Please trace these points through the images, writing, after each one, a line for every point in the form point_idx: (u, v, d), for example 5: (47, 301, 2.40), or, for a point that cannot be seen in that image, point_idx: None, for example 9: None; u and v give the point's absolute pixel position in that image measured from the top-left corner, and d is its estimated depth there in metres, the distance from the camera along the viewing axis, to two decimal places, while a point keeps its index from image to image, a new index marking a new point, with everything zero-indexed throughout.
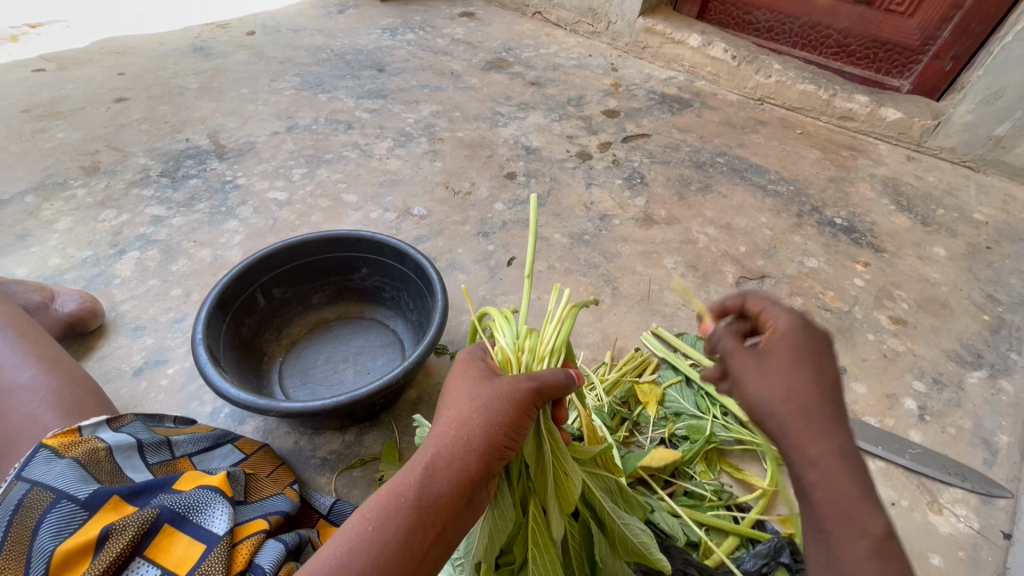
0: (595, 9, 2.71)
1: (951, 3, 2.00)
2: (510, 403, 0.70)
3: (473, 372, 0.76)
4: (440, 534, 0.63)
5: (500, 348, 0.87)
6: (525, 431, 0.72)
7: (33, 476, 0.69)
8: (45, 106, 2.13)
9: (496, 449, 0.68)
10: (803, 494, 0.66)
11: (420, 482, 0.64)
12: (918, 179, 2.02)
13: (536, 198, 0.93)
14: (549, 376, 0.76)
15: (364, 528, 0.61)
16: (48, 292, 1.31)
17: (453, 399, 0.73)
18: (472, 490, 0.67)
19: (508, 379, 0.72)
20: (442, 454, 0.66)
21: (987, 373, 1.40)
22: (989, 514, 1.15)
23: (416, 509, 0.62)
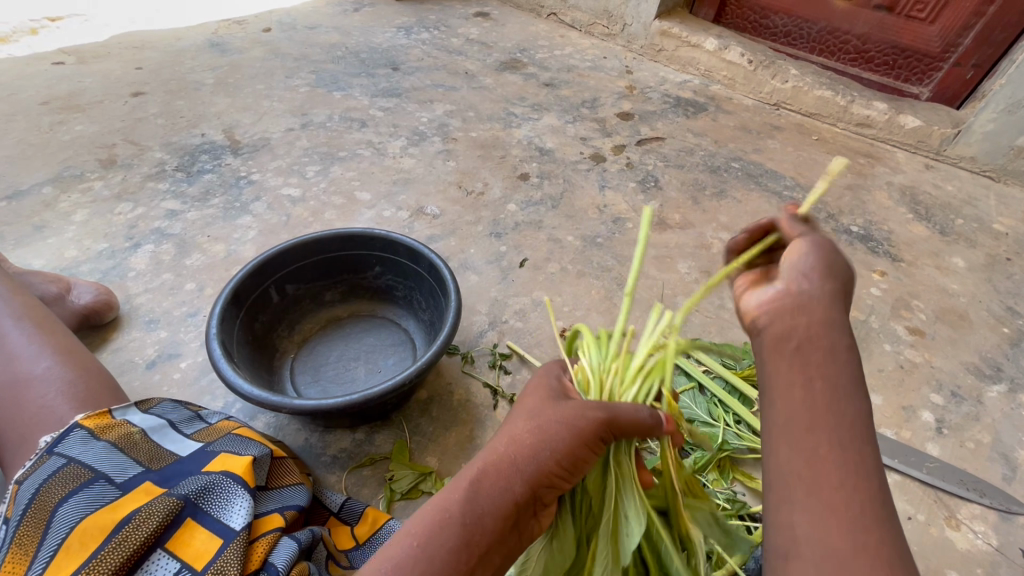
0: (611, 11, 2.70)
1: (973, 11, 1.97)
2: (572, 433, 0.67)
3: (537, 394, 0.75)
4: (485, 555, 0.62)
5: (581, 369, 0.86)
6: (582, 463, 0.69)
7: (69, 452, 0.74)
8: (63, 98, 2.15)
9: (547, 475, 0.67)
10: (819, 330, 0.63)
11: (467, 496, 0.63)
12: (936, 188, 2.00)
13: (650, 210, 0.81)
14: (629, 414, 0.72)
15: (409, 542, 0.60)
16: (65, 283, 1.32)
17: (511, 416, 0.72)
18: (518, 513, 0.66)
19: (573, 405, 0.70)
20: (490, 472, 0.65)
21: (1007, 388, 1.38)
22: (1008, 532, 1.13)
23: (461, 526, 0.61)
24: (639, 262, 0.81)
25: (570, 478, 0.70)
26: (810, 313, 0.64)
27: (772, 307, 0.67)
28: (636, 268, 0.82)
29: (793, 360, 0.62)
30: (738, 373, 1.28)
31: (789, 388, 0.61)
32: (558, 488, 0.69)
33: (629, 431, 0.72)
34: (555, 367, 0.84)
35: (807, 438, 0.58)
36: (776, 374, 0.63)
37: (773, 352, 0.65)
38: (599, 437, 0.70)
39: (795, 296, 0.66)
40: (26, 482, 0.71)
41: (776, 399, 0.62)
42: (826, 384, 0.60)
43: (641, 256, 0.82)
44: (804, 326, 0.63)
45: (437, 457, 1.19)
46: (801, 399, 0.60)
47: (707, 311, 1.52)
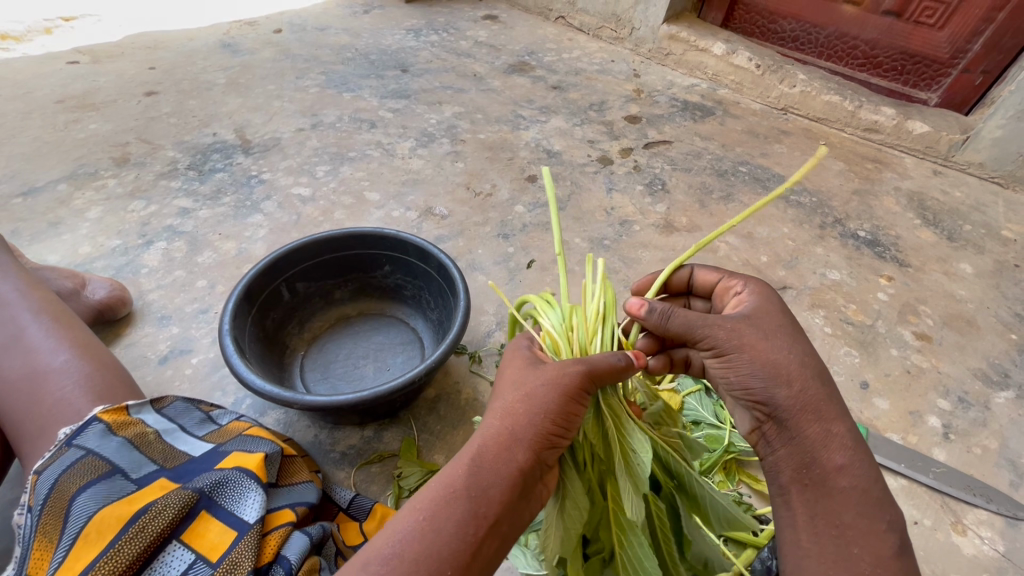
0: (619, 15, 2.72)
1: (982, 17, 1.97)
2: (559, 390, 0.71)
3: (517, 366, 0.77)
4: (496, 525, 0.63)
5: (547, 333, 0.91)
6: (573, 419, 0.72)
7: (88, 445, 0.75)
8: (78, 97, 2.18)
9: (545, 437, 0.68)
10: (801, 464, 0.73)
11: (469, 470, 0.64)
12: (944, 194, 1.99)
13: (547, 172, 0.93)
14: (601, 359, 0.77)
15: (416, 518, 0.60)
16: (79, 279, 1.34)
17: (498, 392, 0.74)
18: (525, 481, 0.66)
19: (554, 366, 0.73)
20: (489, 445, 0.66)
21: (1014, 394, 1.38)
22: (1015, 538, 1.13)
23: (468, 498, 0.62)
24: (558, 225, 0.94)
25: (566, 437, 0.72)
26: (790, 441, 0.74)
27: (757, 435, 0.79)
28: (557, 231, 0.94)
29: (793, 499, 0.73)
30: None
31: (793, 526, 0.72)
32: (557, 449, 0.71)
33: (607, 378, 0.76)
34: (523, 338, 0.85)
35: (810, 516, 0.71)
36: (782, 510, 0.74)
37: (776, 491, 0.76)
38: (584, 392, 0.74)
39: (771, 424, 0.76)
40: (46, 472, 0.73)
41: (785, 540, 0.73)
42: (824, 473, 0.71)
43: (557, 216, 0.95)
44: (789, 463, 0.74)
45: (445, 455, 1.20)
46: (806, 541, 0.70)
47: None
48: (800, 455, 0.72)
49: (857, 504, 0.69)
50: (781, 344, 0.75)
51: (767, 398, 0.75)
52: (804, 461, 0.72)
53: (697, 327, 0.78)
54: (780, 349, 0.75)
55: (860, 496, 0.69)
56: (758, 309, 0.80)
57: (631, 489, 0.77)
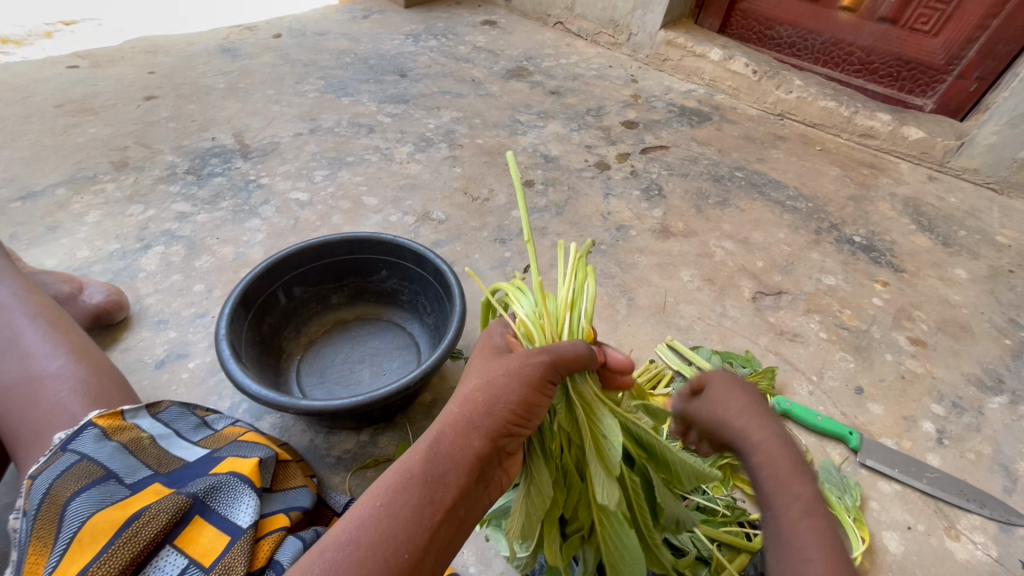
0: (617, 21, 2.73)
1: (977, 24, 1.98)
2: (518, 380, 0.71)
3: (482, 357, 0.79)
4: (452, 511, 0.63)
5: (520, 321, 0.90)
6: (534, 408, 0.73)
7: (83, 449, 0.76)
8: (77, 102, 2.18)
9: (504, 426, 0.69)
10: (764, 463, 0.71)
11: (426, 457, 0.65)
12: (939, 200, 2.00)
13: (509, 155, 0.88)
14: (560, 351, 0.77)
15: (372, 505, 0.61)
16: (77, 284, 1.34)
17: (461, 381, 0.75)
18: (482, 468, 0.67)
19: (516, 356, 0.74)
20: (448, 432, 0.67)
21: (1008, 399, 1.38)
22: (1008, 543, 1.13)
23: (424, 483, 0.63)
24: (525, 214, 0.87)
25: (527, 426, 0.72)
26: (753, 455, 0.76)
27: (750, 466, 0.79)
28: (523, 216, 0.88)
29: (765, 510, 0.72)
30: None
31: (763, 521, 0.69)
32: (518, 437, 0.72)
33: (571, 366, 0.78)
34: (498, 326, 0.88)
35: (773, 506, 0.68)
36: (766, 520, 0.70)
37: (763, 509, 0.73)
38: (546, 382, 0.75)
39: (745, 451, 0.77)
40: (41, 476, 0.73)
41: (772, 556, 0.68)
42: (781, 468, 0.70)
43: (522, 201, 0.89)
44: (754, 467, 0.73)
45: None
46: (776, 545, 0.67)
47: (710, 319, 1.53)
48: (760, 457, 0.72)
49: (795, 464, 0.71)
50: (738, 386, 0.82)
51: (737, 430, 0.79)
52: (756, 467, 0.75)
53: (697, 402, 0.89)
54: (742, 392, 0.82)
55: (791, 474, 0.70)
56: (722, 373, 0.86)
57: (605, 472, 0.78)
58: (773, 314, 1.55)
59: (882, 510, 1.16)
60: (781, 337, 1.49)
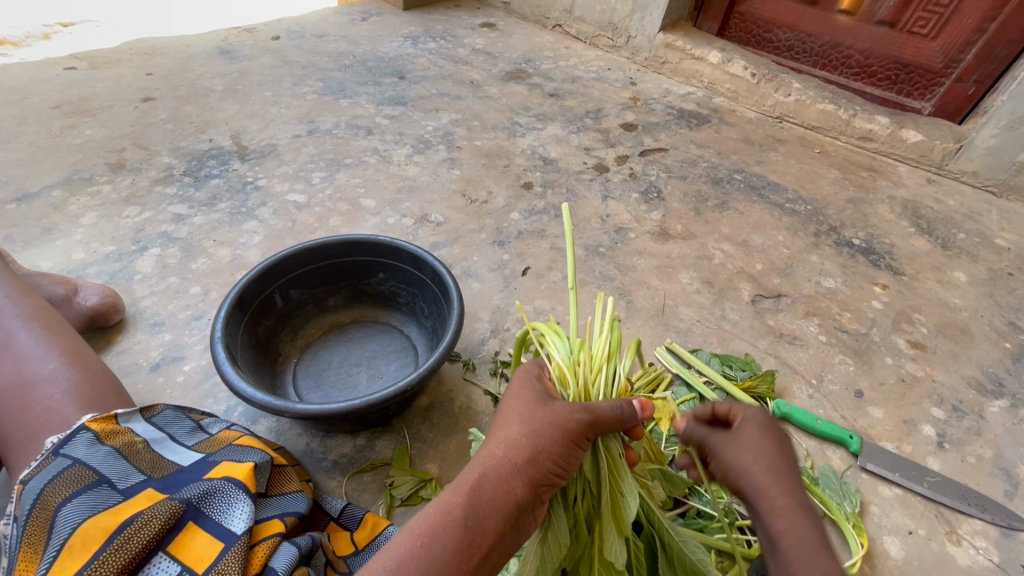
0: (615, 24, 2.73)
1: (975, 27, 1.99)
2: (561, 431, 0.73)
3: (523, 399, 0.78)
4: (487, 556, 0.64)
5: (555, 363, 0.93)
6: (572, 460, 0.75)
7: (75, 453, 0.75)
8: (74, 103, 2.18)
9: (544, 476, 0.71)
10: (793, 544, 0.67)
11: (468, 500, 0.65)
12: (938, 202, 2.00)
13: (567, 212, 1.05)
14: (607, 408, 0.80)
15: (414, 543, 0.61)
16: (71, 285, 1.33)
17: (500, 421, 0.75)
18: (518, 514, 0.68)
19: (561, 408, 0.75)
20: (490, 474, 0.68)
21: (1008, 403, 1.38)
22: (1010, 548, 1.12)
23: (464, 526, 0.63)
24: (574, 260, 1.03)
25: (563, 477, 0.74)
26: (762, 512, 0.72)
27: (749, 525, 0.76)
28: (573, 269, 1.04)
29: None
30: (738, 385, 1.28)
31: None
32: (554, 488, 0.73)
33: (610, 426, 0.79)
34: (535, 364, 0.88)
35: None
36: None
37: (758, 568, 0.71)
38: (585, 437, 0.77)
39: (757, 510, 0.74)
40: (33, 481, 0.72)
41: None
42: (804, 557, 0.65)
43: (573, 255, 1.05)
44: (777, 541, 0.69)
45: (438, 465, 1.19)
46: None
47: (709, 322, 1.52)
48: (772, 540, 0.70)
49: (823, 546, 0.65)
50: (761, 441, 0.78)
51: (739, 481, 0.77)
52: (770, 525, 0.70)
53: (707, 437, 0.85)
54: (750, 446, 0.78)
55: (806, 551, 0.65)
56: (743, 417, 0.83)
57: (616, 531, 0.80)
58: (772, 317, 1.55)
59: (882, 514, 1.16)
60: (780, 340, 1.49)
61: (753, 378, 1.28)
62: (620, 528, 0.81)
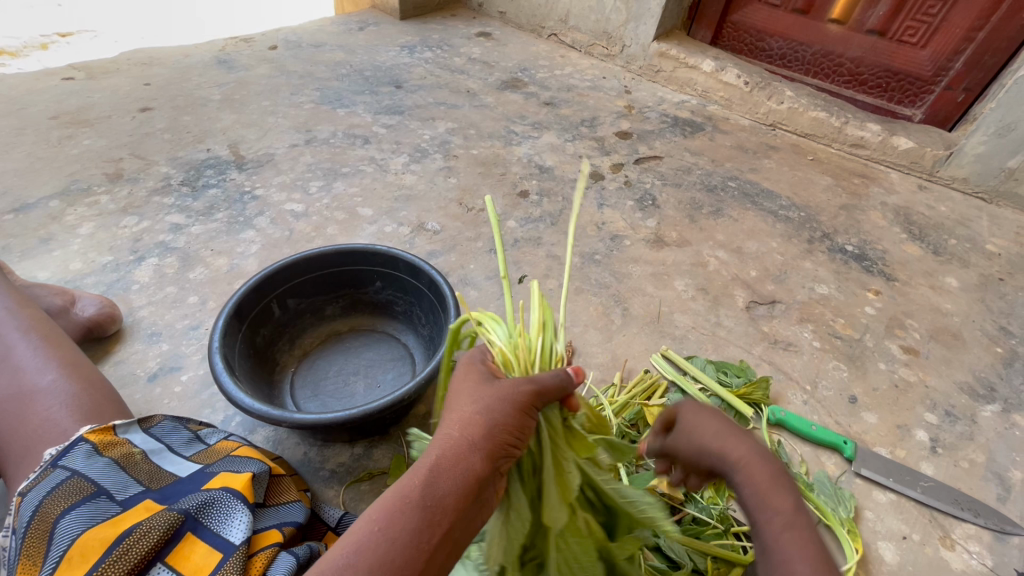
0: (610, 33, 2.77)
1: (963, 36, 2.02)
2: (511, 403, 0.73)
3: (474, 379, 0.78)
4: (448, 533, 0.65)
5: (498, 349, 0.89)
6: (526, 431, 0.75)
7: (73, 465, 0.75)
8: (72, 113, 2.18)
9: (499, 449, 0.71)
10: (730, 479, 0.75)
11: (424, 482, 0.66)
12: (930, 209, 2.03)
13: (491, 198, 0.97)
14: (549, 379, 0.78)
15: (373, 527, 0.62)
16: (69, 297, 1.34)
17: (452, 402, 0.75)
18: (477, 489, 0.69)
19: (509, 382, 0.75)
20: (445, 456, 0.68)
21: (1000, 408, 1.39)
22: (1003, 552, 1.13)
23: (422, 508, 0.64)
24: (501, 246, 0.96)
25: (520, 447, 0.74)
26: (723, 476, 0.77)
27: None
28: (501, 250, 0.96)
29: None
30: (734, 393, 1.30)
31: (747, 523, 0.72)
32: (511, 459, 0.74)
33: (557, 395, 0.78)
34: (475, 352, 0.86)
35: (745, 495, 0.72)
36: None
37: None
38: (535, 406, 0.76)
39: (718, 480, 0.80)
40: (31, 493, 0.73)
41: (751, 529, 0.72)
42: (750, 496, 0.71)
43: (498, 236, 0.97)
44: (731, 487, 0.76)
45: None
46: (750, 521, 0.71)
47: (704, 328, 1.53)
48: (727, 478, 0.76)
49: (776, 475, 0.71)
50: (703, 423, 0.80)
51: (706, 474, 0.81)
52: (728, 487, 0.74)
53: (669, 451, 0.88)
54: (698, 430, 0.80)
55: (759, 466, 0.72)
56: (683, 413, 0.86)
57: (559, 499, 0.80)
58: (767, 323, 1.56)
59: (877, 519, 1.16)
60: (775, 346, 1.50)
61: (748, 385, 1.31)
62: (565, 493, 0.81)
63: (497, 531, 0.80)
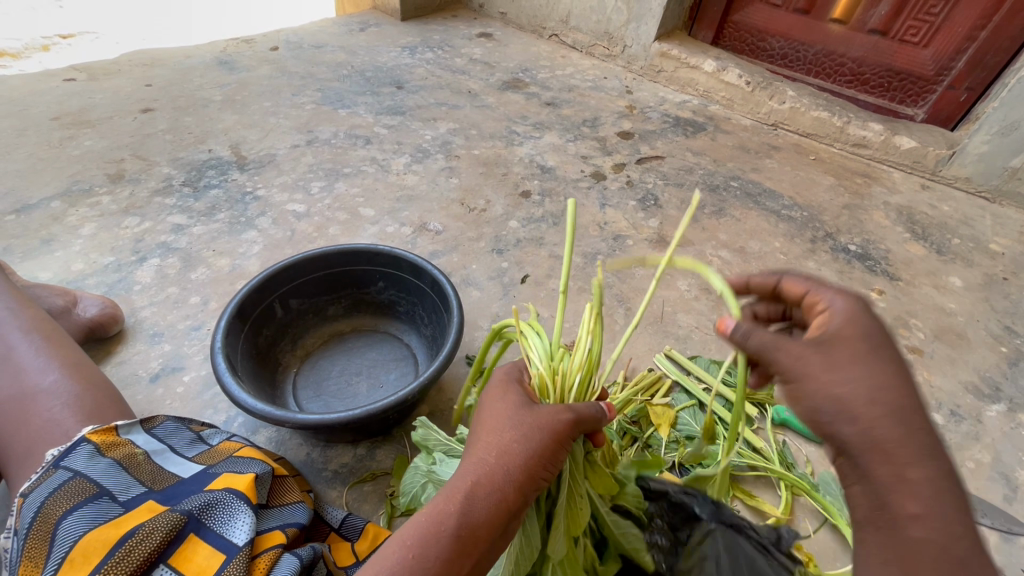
0: (611, 33, 2.77)
1: (965, 35, 2.02)
2: (550, 435, 0.72)
3: (510, 401, 0.77)
4: (477, 563, 0.65)
5: (537, 373, 0.87)
6: (560, 460, 0.74)
7: (76, 466, 0.75)
8: (73, 114, 2.18)
9: (533, 480, 0.70)
10: (878, 505, 0.60)
11: (459, 510, 0.65)
12: (932, 208, 2.02)
13: (573, 204, 0.79)
14: (588, 412, 0.78)
15: (405, 555, 0.63)
16: (71, 297, 1.33)
17: (487, 424, 0.74)
18: (508, 519, 0.69)
19: (548, 410, 0.74)
20: (480, 484, 0.67)
21: (1006, 407, 1.39)
22: (1011, 552, 1.13)
23: (455, 537, 0.64)
24: (569, 263, 0.83)
25: (550, 477, 0.74)
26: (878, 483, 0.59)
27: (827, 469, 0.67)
28: (569, 266, 0.84)
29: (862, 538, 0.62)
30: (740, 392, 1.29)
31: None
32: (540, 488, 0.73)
33: (591, 426, 0.79)
34: (512, 370, 0.86)
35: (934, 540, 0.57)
36: (856, 545, 0.63)
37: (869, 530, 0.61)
38: (571, 436, 0.75)
39: (846, 460, 0.62)
40: (33, 493, 0.72)
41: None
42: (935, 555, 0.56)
43: (570, 251, 0.82)
44: (865, 503, 0.61)
45: None
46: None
47: (707, 328, 1.53)
48: (874, 498, 0.60)
49: (959, 513, 0.57)
50: (888, 390, 0.60)
51: (827, 432, 0.62)
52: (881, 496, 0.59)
53: (773, 351, 0.64)
54: (875, 399, 0.59)
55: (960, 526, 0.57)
56: (834, 331, 0.64)
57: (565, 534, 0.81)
58: None
59: None
60: None
61: None
62: (572, 528, 0.83)
63: (505, 549, 0.81)
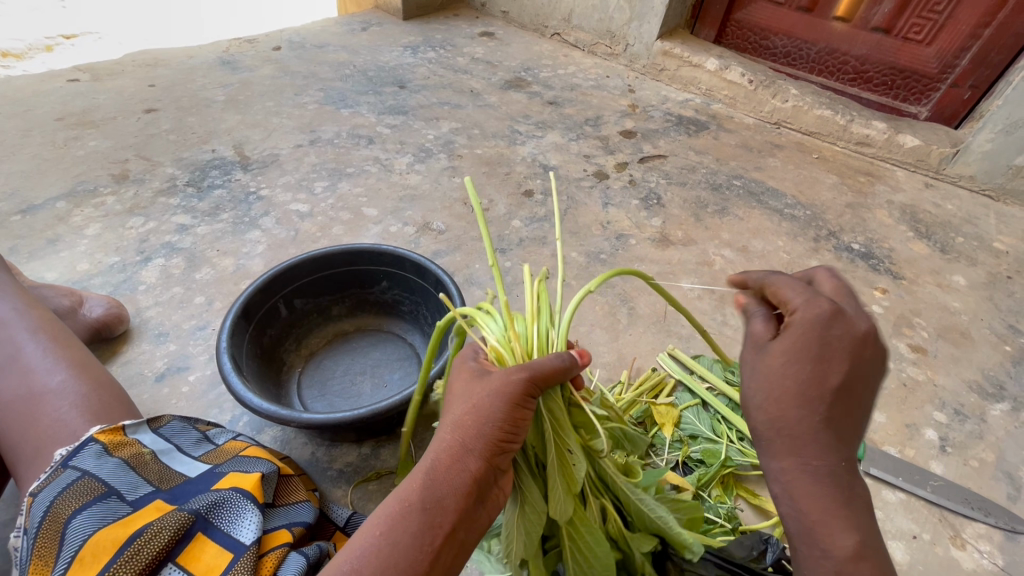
0: (614, 31, 2.76)
1: (969, 33, 2.01)
2: (500, 398, 0.70)
3: (463, 379, 0.77)
4: (452, 533, 0.65)
5: (491, 346, 0.86)
6: (521, 422, 0.72)
7: (84, 465, 0.75)
8: (77, 115, 2.19)
9: (494, 444, 0.70)
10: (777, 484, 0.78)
11: (423, 484, 0.66)
12: (936, 207, 2.02)
13: (468, 180, 0.85)
14: (545, 364, 0.76)
15: (373, 535, 0.63)
16: (77, 297, 1.34)
17: (448, 402, 0.75)
18: (478, 488, 0.68)
19: (499, 374, 0.73)
20: (442, 457, 0.68)
21: (1010, 406, 1.38)
22: (1014, 551, 1.13)
23: (422, 510, 0.64)
24: (485, 233, 0.87)
25: (517, 440, 0.73)
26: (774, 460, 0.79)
27: None
28: (484, 237, 0.87)
29: None
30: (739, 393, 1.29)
31: None
32: (509, 454, 0.72)
33: (549, 380, 0.75)
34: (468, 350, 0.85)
35: (794, 522, 0.73)
36: None
37: None
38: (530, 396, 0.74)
39: None
40: (42, 494, 0.73)
41: None
42: (798, 534, 0.73)
43: (482, 222, 0.88)
44: None
45: None
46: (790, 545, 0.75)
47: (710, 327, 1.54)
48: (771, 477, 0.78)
49: (824, 508, 0.70)
50: (779, 404, 0.73)
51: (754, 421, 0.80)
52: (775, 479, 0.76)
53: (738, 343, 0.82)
54: (760, 409, 0.75)
55: (810, 518, 0.71)
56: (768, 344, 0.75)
57: (563, 490, 0.81)
58: None
59: (886, 519, 1.16)
60: None
61: None
62: (570, 483, 0.83)
63: (517, 524, 0.81)
